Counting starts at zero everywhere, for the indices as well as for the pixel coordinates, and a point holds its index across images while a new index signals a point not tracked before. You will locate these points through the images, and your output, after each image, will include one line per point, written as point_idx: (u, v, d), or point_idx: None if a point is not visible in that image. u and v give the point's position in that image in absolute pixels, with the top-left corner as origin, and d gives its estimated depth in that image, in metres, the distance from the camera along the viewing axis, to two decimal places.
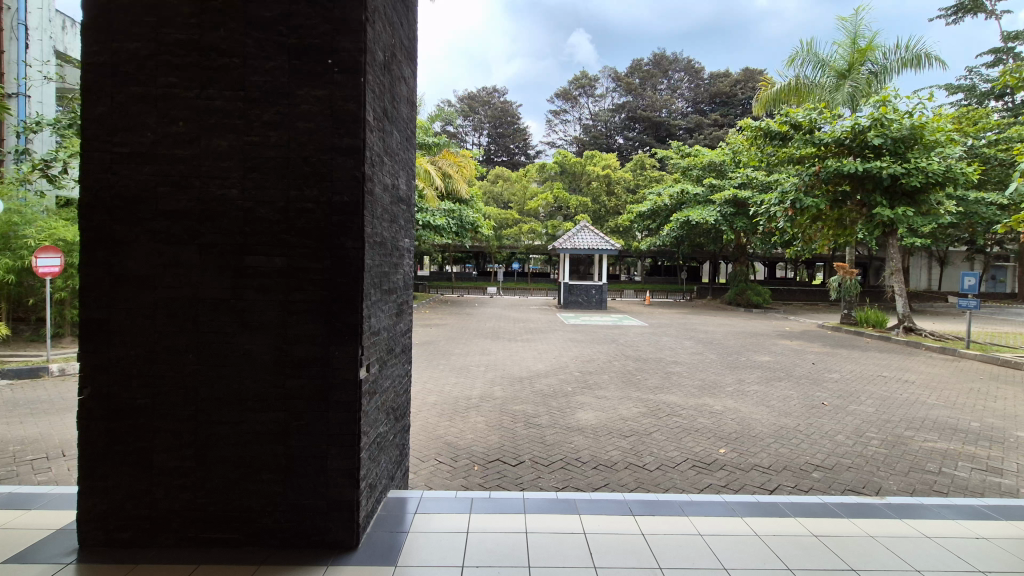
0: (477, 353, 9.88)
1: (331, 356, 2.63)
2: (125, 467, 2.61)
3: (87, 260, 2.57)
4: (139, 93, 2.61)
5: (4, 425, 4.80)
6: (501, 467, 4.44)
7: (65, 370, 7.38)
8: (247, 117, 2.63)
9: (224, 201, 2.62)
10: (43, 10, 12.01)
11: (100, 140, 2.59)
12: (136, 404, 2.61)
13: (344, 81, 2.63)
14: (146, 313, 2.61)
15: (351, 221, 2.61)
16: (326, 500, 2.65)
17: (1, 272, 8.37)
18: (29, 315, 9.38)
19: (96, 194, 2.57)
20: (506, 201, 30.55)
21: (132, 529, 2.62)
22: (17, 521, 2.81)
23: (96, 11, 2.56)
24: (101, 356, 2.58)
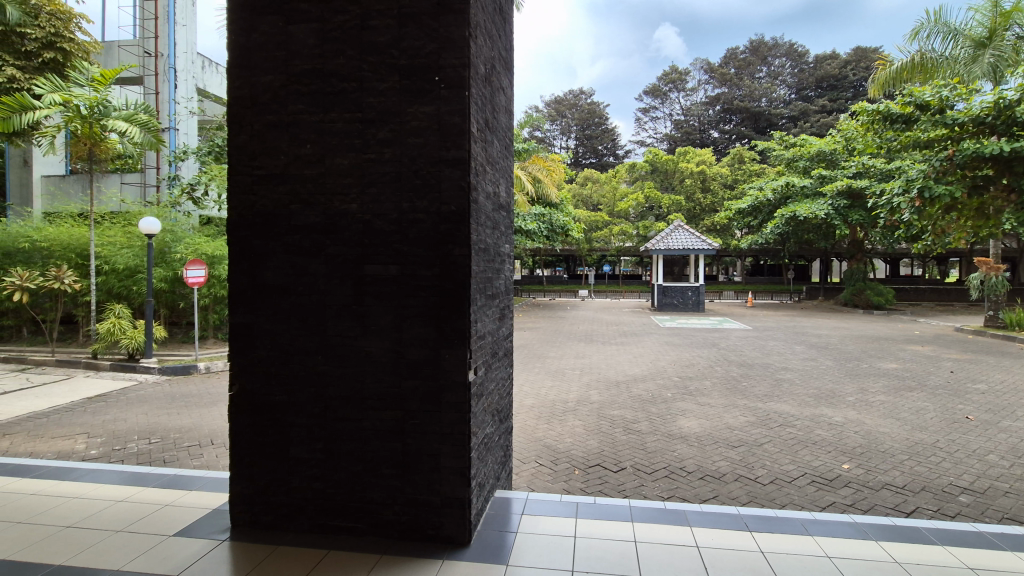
0: (571, 356, 9.86)
1: (442, 359, 2.75)
2: (267, 456, 2.91)
3: (234, 271, 2.92)
4: (274, 121, 2.91)
5: (167, 415, 5.57)
6: (601, 473, 4.39)
7: (210, 368, 8.38)
8: (363, 136, 2.83)
9: (345, 215, 2.84)
10: (188, 53, 13.68)
11: (243, 165, 2.92)
12: (274, 400, 2.90)
13: (450, 96, 2.75)
14: (282, 318, 2.89)
15: (458, 229, 2.73)
16: (439, 496, 2.78)
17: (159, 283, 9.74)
18: (181, 319, 10.71)
19: (241, 213, 2.91)
20: (595, 203, 30.25)
21: (273, 513, 2.91)
22: (181, 499, 3.20)
23: (238, 52, 2.91)
24: (246, 356, 2.91)
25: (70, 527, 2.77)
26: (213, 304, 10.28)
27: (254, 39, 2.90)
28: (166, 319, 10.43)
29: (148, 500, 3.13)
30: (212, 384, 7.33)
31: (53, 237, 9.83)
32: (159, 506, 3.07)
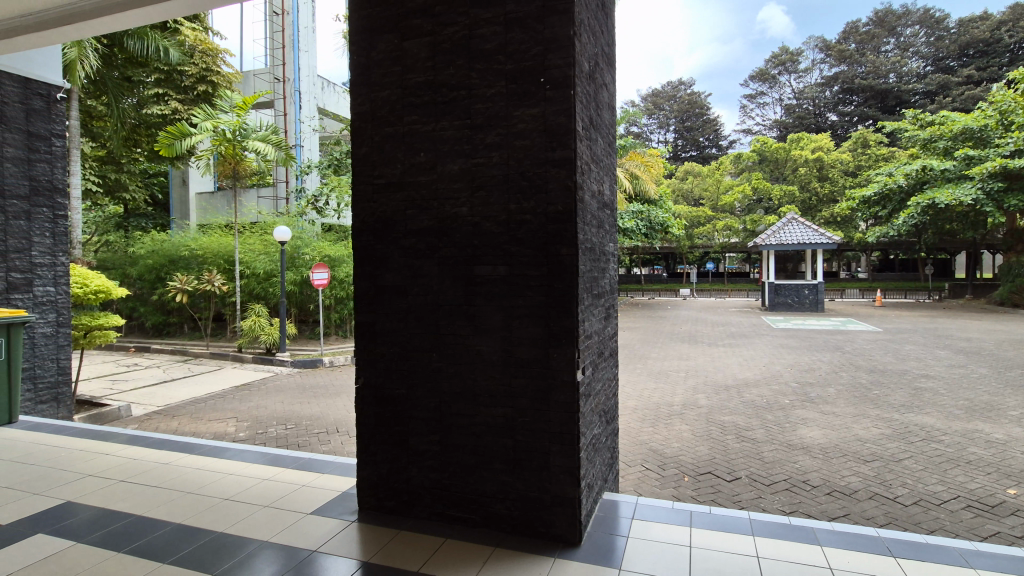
0: (675, 358, 9.49)
1: (551, 358, 2.77)
2: (389, 446, 3.12)
3: (358, 273, 3.16)
4: (391, 132, 3.10)
5: (300, 404, 6.18)
6: (713, 481, 4.18)
7: (333, 362, 9.15)
8: (472, 142, 2.93)
9: (457, 218, 2.95)
10: (311, 77, 14.98)
11: (365, 175, 3.15)
12: (395, 394, 3.09)
13: (556, 97, 2.76)
14: (401, 317, 3.08)
15: (565, 228, 2.73)
16: (550, 494, 2.79)
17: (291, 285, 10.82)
18: (308, 317, 11.61)
19: (364, 219, 3.14)
20: (696, 197, 28.88)
21: (395, 499, 3.10)
22: (315, 480, 3.50)
23: (360, 71, 3.15)
24: (370, 352, 3.14)
25: (227, 500, 3.14)
26: (335, 304, 11.22)
27: (373, 58, 3.11)
28: (295, 317, 11.49)
29: (287, 480, 3.47)
30: (334, 377, 8.02)
31: (206, 246, 11.34)
32: (296, 486, 3.39)
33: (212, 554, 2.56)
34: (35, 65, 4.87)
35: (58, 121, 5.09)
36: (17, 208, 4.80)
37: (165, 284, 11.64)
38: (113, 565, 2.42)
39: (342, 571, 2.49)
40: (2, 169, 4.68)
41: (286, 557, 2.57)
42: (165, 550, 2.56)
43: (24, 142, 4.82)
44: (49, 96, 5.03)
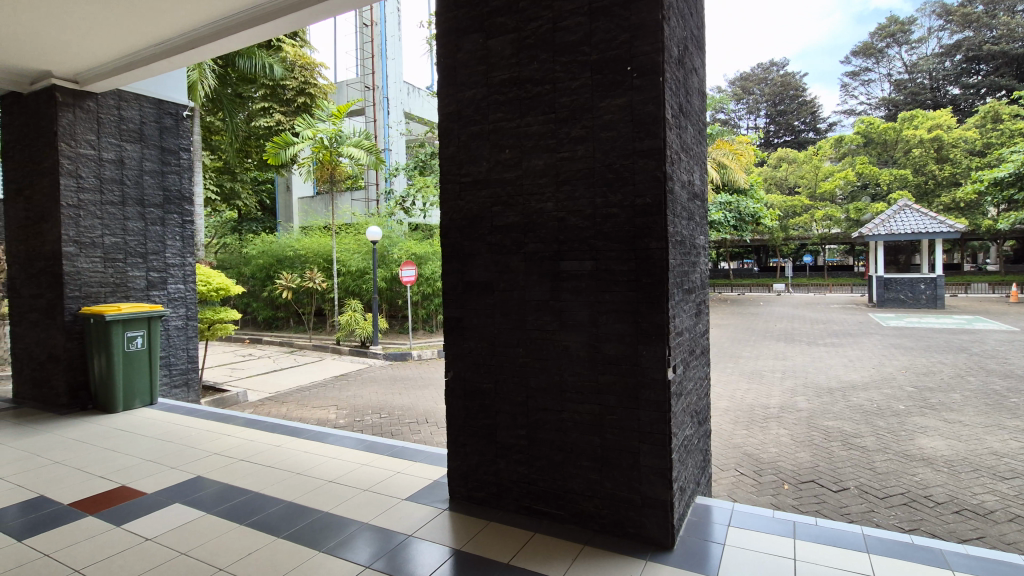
0: (770, 357, 8.93)
1: (640, 356, 2.69)
2: (478, 438, 3.18)
3: (447, 270, 3.26)
4: (477, 131, 3.16)
5: (392, 395, 6.50)
6: (818, 491, 3.88)
7: (421, 355, 9.53)
8: (557, 136, 2.91)
9: (542, 214, 2.95)
10: (399, 83, 15.68)
11: (453, 174, 3.23)
12: (483, 387, 3.16)
13: (643, 85, 2.67)
14: (488, 312, 3.13)
15: (655, 221, 2.64)
16: (640, 495, 2.72)
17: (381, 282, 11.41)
18: (397, 313, 12.16)
19: (452, 217, 3.23)
20: (791, 185, 26.92)
21: (484, 490, 3.16)
22: (408, 468, 3.65)
23: (446, 72, 3.23)
24: (459, 346, 3.22)
25: (330, 483, 3.36)
26: (422, 300, 11.67)
27: (459, 58, 3.18)
28: (386, 312, 12.10)
29: (383, 467, 3.65)
30: (423, 370, 8.35)
31: (308, 246, 12.24)
32: (391, 473, 3.56)
33: (318, 533, 2.75)
34: (165, 88, 5.48)
35: (185, 136, 5.68)
36: (155, 215, 5.44)
37: (273, 282, 12.72)
38: (236, 536, 2.67)
39: (435, 557, 2.58)
40: (142, 181, 5.34)
41: (384, 540, 2.71)
42: (279, 526, 2.79)
43: (158, 156, 5.45)
44: (177, 113, 5.62)
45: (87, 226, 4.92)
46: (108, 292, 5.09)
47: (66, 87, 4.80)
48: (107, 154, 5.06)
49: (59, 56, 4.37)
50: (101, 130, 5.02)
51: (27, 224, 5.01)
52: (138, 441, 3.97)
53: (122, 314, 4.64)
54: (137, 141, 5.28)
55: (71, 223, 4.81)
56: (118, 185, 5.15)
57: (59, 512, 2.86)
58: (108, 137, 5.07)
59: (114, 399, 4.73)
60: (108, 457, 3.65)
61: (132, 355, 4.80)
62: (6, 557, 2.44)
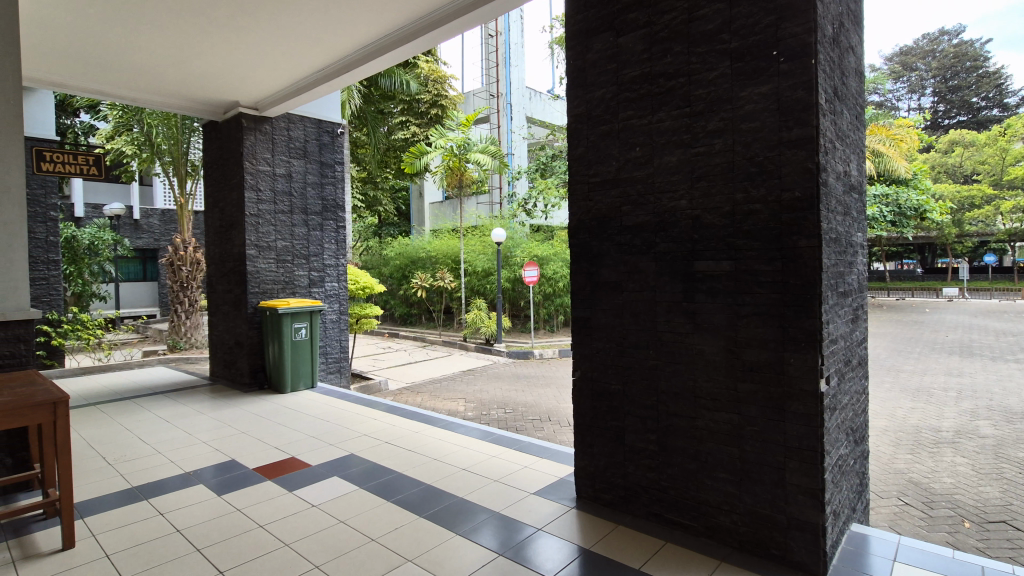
0: (941, 372, 7.71)
1: (787, 364, 2.49)
2: (605, 440, 3.14)
3: (575, 270, 3.27)
4: (606, 130, 3.12)
5: (516, 392, 6.69)
6: (1011, 534, 3.26)
7: (542, 354, 9.70)
8: (693, 130, 2.78)
9: (675, 212, 2.84)
10: (522, 89, 16.10)
11: (582, 174, 3.23)
12: (612, 389, 3.11)
13: (792, 70, 2.45)
14: (617, 313, 3.09)
15: (805, 217, 2.42)
16: (785, 515, 2.51)
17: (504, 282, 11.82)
18: (519, 312, 12.51)
19: (581, 217, 3.23)
20: (967, 173, 22.98)
21: (612, 493, 3.12)
22: (535, 464, 3.73)
23: (576, 73, 3.24)
24: (587, 346, 3.22)
25: (463, 471, 3.55)
26: (543, 300, 11.89)
27: (589, 59, 3.17)
28: (509, 312, 12.52)
29: (511, 460, 3.77)
30: (546, 368, 8.49)
31: (438, 248, 13.07)
32: (519, 467, 3.67)
33: (454, 516, 2.92)
34: (323, 109, 6.20)
35: (340, 150, 6.38)
36: (315, 221, 6.19)
37: (408, 281, 13.77)
38: (384, 511, 2.95)
39: (564, 554, 2.61)
40: (306, 192, 6.09)
41: (515, 531, 2.81)
42: (419, 506, 3.02)
43: (318, 169, 6.19)
44: (333, 131, 6.32)
45: (264, 232, 5.74)
46: (279, 288, 5.88)
47: (250, 114, 5.64)
48: (279, 170, 5.86)
49: (245, 87, 5.15)
50: (275, 149, 5.83)
51: (221, 231, 5.98)
52: (302, 420, 4.53)
53: (290, 308, 5.36)
54: (302, 157, 6.05)
55: (252, 230, 5.64)
56: (288, 197, 5.93)
57: (246, 475, 3.38)
58: (280, 155, 5.87)
59: (284, 381, 5.46)
60: (279, 432, 4.22)
61: (297, 344, 5.50)
62: (209, 507, 2.94)
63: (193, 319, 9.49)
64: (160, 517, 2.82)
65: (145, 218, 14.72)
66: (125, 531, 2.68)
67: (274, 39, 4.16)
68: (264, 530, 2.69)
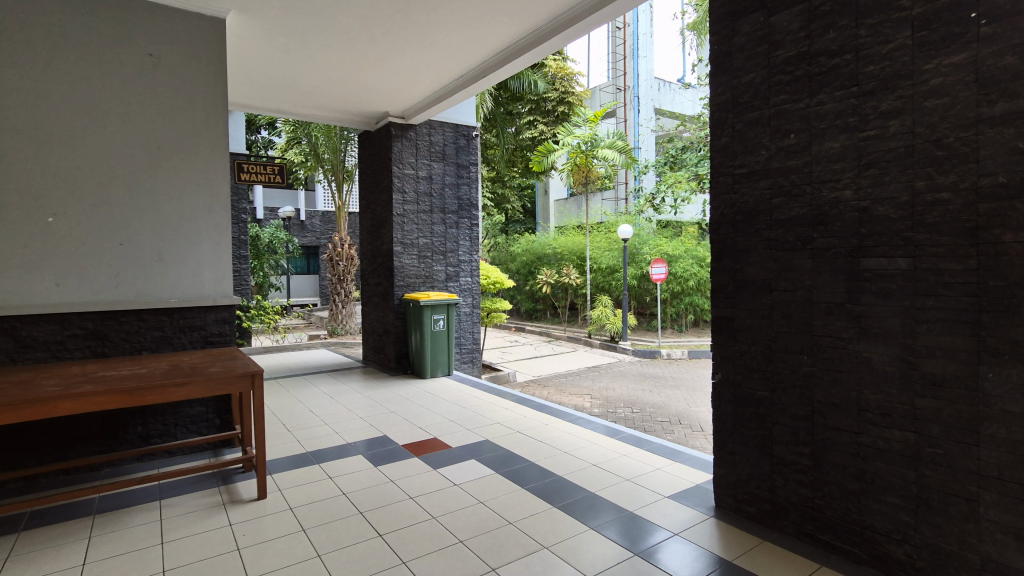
0: None
1: (982, 378, 2.13)
2: (750, 449, 2.94)
3: (717, 267, 3.09)
4: (755, 117, 2.89)
5: (644, 391, 6.55)
6: None
7: (670, 355, 9.33)
8: (860, 112, 2.48)
9: (837, 204, 2.56)
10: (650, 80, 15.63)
11: (726, 166, 3.03)
12: (758, 395, 2.90)
13: (996, 34, 2.08)
14: (765, 314, 2.87)
15: (1009, 207, 2.05)
16: (977, 555, 2.15)
17: (631, 279, 11.59)
18: (645, 310, 12.20)
19: (724, 211, 3.04)
20: None
21: (757, 506, 2.91)
22: (668, 466, 3.62)
23: (721, 58, 3.05)
24: (730, 348, 3.03)
25: (594, 466, 3.57)
26: (672, 298, 11.46)
27: (736, 43, 2.96)
28: (635, 309, 12.27)
29: (643, 461, 3.70)
30: (674, 369, 8.19)
31: (564, 244, 13.18)
32: (652, 468, 3.59)
33: (586, 510, 2.95)
34: (460, 114, 6.58)
35: (475, 152, 6.72)
36: (452, 219, 6.59)
37: (534, 277, 14.10)
38: (519, 497, 3.07)
39: (702, 562, 2.51)
40: (445, 192, 6.51)
41: (650, 533, 2.75)
42: (553, 496, 3.10)
43: (455, 171, 6.58)
44: (468, 134, 6.68)
45: (409, 230, 6.25)
46: (421, 281, 6.36)
47: (398, 123, 6.16)
48: (421, 172, 6.33)
49: (394, 98, 5.65)
50: (418, 153, 6.30)
51: (372, 230, 6.62)
52: (440, 405, 4.87)
53: (431, 300, 5.78)
54: (441, 160, 6.47)
55: (399, 228, 6.17)
56: (429, 197, 6.39)
57: (395, 450, 3.73)
58: (423, 158, 6.34)
59: (425, 367, 5.91)
60: (421, 414, 4.57)
61: (437, 334, 5.92)
62: (368, 476, 3.30)
63: (348, 307, 10.62)
64: (328, 480, 3.22)
65: (310, 220, 16.81)
66: (303, 489, 3.11)
67: (421, 51, 4.50)
68: (414, 502, 2.96)
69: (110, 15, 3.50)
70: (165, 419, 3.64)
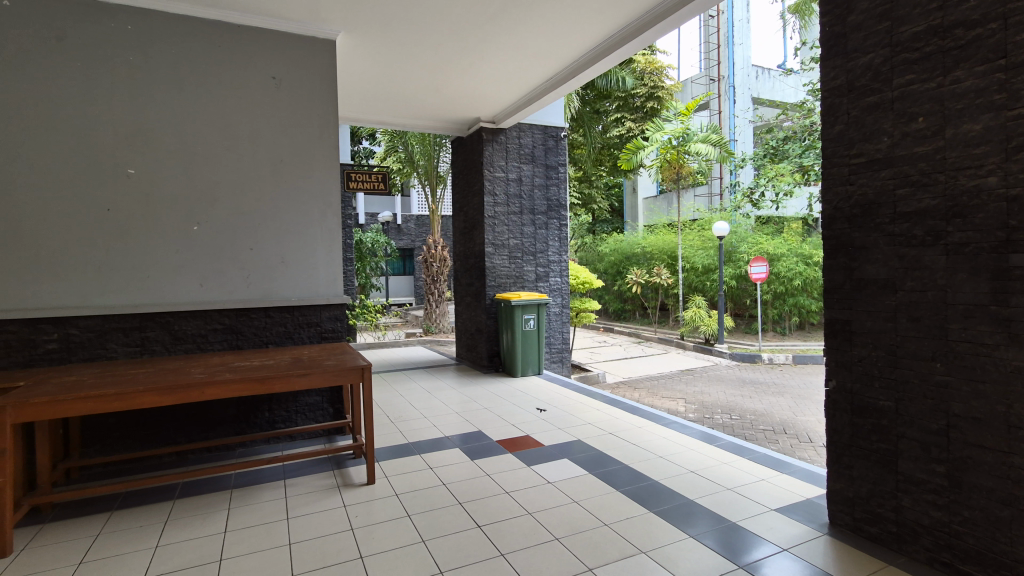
0: None
1: None
2: (871, 464, 2.69)
3: (830, 265, 2.86)
4: (875, 102, 2.64)
5: (744, 397, 6.22)
6: None
7: (772, 359, 8.75)
8: (1009, 88, 2.18)
9: (979, 193, 2.27)
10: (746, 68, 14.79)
11: (839, 156, 2.80)
12: (879, 405, 2.65)
13: None
14: (888, 316, 2.61)
15: None
16: None
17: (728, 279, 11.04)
18: (744, 311, 11.55)
19: (837, 205, 2.81)
20: None
21: (880, 526, 2.66)
22: (773, 478, 3.41)
23: (834, 39, 2.81)
24: (845, 353, 2.80)
25: (691, 473, 3.44)
26: (773, 299, 10.76)
27: (851, 22, 2.72)
28: (732, 311, 11.66)
29: (746, 470, 3.51)
30: (777, 375, 7.68)
31: (654, 243, 12.83)
32: (756, 479, 3.39)
33: (685, 518, 2.86)
34: (549, 115, 6.63)
35: (564, 152, 6.75)
36: (541, 220, 6.66)
37: (623, 277, 13.85)
38: (614, 499, 3.04)
39: None
40: (534, 194, 6.59)
41: (753, 546, 2.61)
42: (650, 501, 3.04)
43: (544, 172, 6.64)
44: (557, 135, 6.72)
45: (500, 232, 6.40)
46: (511, 282, 6.49)
47: (489, 127, 6.34)
48: (511, 175, 6.45)
49: (486, 103, 5.81)
50: (508, 156, 6.44)
51: (465, 232, 6.86)
52: (531, 403, 4.94)
53: (522, 300, 5.88)
54: (530, 162, 6.56)
55: (490, 230, 6.33)
56: (518, 199, 6.50)
57: (489, 446, 3.84)
58: (513, 161, 6.46)
59: (516, 366, 6.02)
60: (513, 412, 4.66)
61: (527, 333, 6.01)
62: (464, 469, 3.43)
63: (441, 307, 11.07)
64: (428, 471, 3.40)
65: (406, 223, 17.75)
66: (405, 477, 3.30)
67: (512, 56, 4.61)
68: (510, 497, 3.04)
69: (239, 45, 3.93)
70: (286, 406, 4.02)
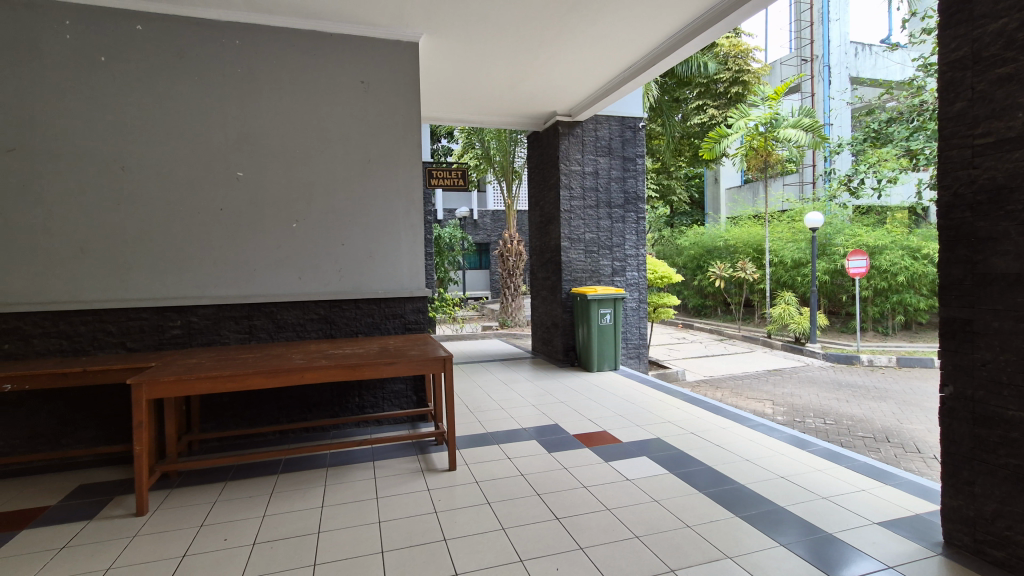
0: None
1: None
2: (996, 480, 2.40)
3: (948, 258, 2.58)
4: (1006, 74, 2.34)
5: (839, 401, 5.77)
6: None
7: (873, 361, 8.05)
8: None
9: None
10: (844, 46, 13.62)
11: (961, 136, 2.52)
12: (1007, 415, 2.36)
13: None
14: (1019, 316, 2.32)
15: None
16: None
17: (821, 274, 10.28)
18: (840, 309, 10.71)
19: (958, 192, 2.53)
20: None
21: (1008, 551, 2.36)
22: (875, 489, 3.15)
23: (956, 6, 2.52)
24: (965, 357, 2.52)
25: (781, 479, 3.26)
26: (874, 296, 9.89)
27: None
28: (826, 308, 10.85)
29: (843, 479, 3.26)
30: (879, 378, 7.05)
31: (737, 237, 12.21)
32: (855, 489, 3.15)
33: (774, 526, 2.71)
34: (627, 106, 6.48)
35: (642, 144, 6.57)
36: (618, 214, 6.54)
37: (704, 272, 13.31)
38: (696, 501, 2.94)
39: None
40: (610, 187, 6.49)
41: (852, 560, 2.43)
42: (736, 505, 2.91)
43: (620, 164, 6.51)
44: (635, 126, 6.56)
45: (576, 226, 6.36)
46: (587, 276, 6.44)
47: (565, 121, 6.30)
48: (587, 168, 6.38)
49: (562, 96, 5.78)
50: (584, 149, 6.37)
51: (540, 226, 6.89)
52: (608, 399, 4.88)
53: (598, 294, 5.82)
54: (607, 155, 6.46)
55: (566, 224, 6.30)
56: (594, 192, 6.42)
57: (566, 439, 3.85)
58: (589, 155, 6.39)
59: (592, 361, 5.97)
60: (590, 406, 4.64)
61: (603, 328, 5.94)
62: (541, 462, 3.45)
63: (517, 301, 11.19)
64: (506, 461, 3.46)
65: (482, 218, 18.09)
66: (484, 466, 3.38)
67: (590, 47, 4.54)
68: (587, 491, 3.03)
69: (330, 51, 4.18)
70: (374, 393, 4.25)
